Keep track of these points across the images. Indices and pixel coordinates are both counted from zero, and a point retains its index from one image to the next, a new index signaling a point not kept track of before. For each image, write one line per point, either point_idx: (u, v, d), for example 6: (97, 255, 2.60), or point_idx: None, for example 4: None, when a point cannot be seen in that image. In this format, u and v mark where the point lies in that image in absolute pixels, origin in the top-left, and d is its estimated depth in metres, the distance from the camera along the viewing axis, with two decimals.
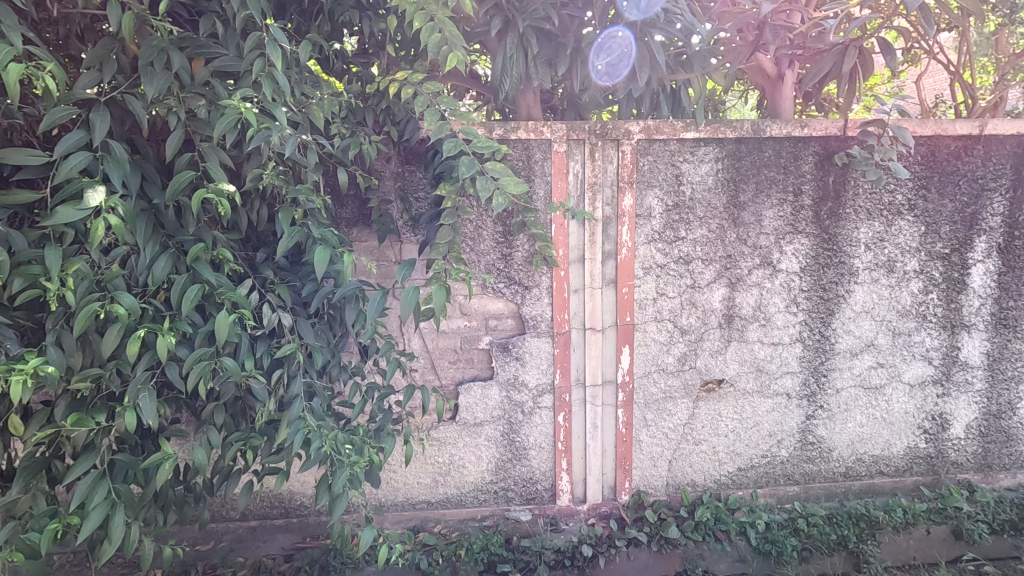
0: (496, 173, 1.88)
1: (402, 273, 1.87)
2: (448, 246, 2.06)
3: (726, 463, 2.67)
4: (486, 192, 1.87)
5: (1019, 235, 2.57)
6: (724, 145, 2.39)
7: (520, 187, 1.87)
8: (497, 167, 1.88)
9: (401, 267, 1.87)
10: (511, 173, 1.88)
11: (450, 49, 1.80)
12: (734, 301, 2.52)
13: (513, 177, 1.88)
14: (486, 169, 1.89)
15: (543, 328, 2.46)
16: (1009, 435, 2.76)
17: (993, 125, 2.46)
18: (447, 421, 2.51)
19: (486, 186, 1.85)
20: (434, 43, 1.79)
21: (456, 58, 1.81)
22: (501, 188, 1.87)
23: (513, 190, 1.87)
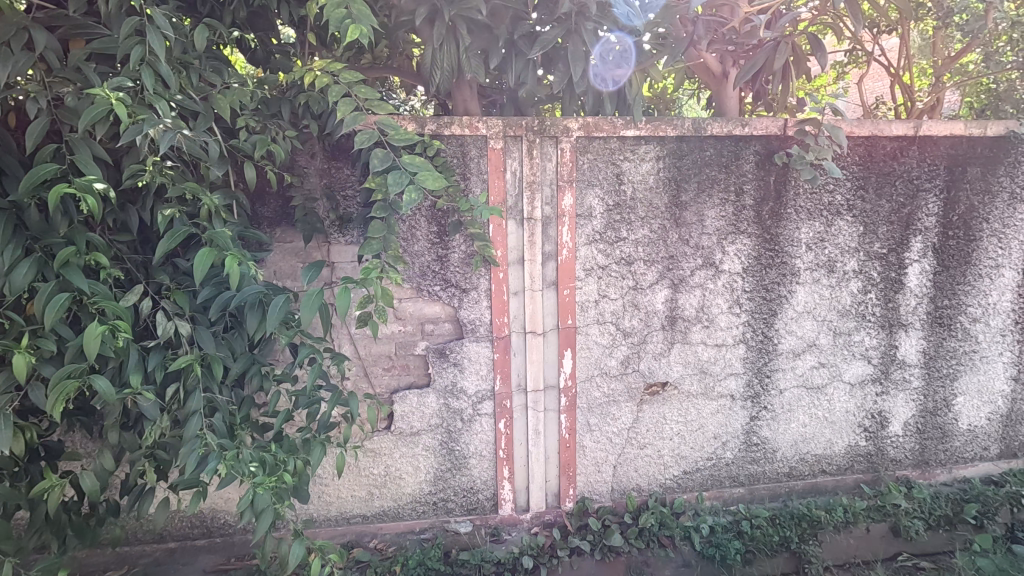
0: (415, 168, 1.79)
1: (309, 277, 1.66)
2: (385, 242, 1.92)
3: (671, 467, 2.63)
4: (400, 188, 1.75)
5: (954, 234, 2.60)
6: (665, 143, 2.34)
7: (439, 181, 1.75)
8: (416, 160, 1.80)
9: (307, 269, 1.67)
10: (430, 168, 1.78)
11: (355, 22, 1.65)
12: (678, 303, 2.47)
13: (431, 172, 1.76)
14: (404, 164, 1.81)
15: (482, 333, 2.36)
16: (945, 432, 2.80)
17: (927, 126, 2.49)
18: (382, 431, 2.39)
19: (399, 181, 1.74)
20: (337, 18, 1.65)
21: (358, 28, 1.64)
22: (416, 183, 1.77)
23: (430, 185, 1.75)
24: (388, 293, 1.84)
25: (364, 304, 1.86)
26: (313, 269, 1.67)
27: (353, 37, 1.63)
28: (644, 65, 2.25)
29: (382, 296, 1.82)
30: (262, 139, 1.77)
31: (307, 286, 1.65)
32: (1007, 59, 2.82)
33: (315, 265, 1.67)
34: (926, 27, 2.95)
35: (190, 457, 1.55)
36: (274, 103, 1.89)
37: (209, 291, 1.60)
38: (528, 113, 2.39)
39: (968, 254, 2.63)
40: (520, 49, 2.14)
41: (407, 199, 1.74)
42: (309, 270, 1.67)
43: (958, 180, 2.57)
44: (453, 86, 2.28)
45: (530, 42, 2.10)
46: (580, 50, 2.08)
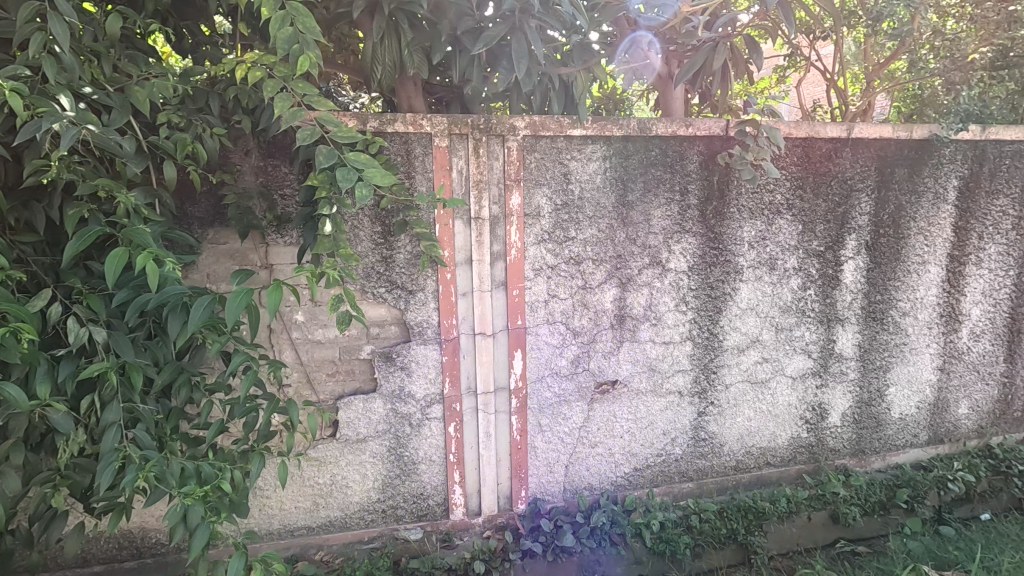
0: (361, 164, 1.69)
1: (239, 281, 1.57)
2: (336, 241, 1.82)
3: (622, 465, 2.65)
4: (349, 185, 1.64)
5: (885, 232, 2.72)
6: (611, 143, 2.34)
7: (388, 176, 1.66)
8: (361, 158, 1.70)
9: (237, 274, 1.58)
10: (378, 164, 1.69)
11: (303, 48, 1.59)
12: (626, 302, 2.49)
13: (378, 167, 1.68)
14: (348, 160, 1.71)
15: (430, 335, 2.31)
16: (879, 421, 2.93)
17: (860, 129, 2.59)
18: (327, 439, 2.31)
19: (348, 177, 1.64)
20: (284, 39, 1.55)
21: (308, 57, 1.58)
22: (363, 180, 1.67)
23: (380, 181, 1.66)
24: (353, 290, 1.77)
25: (335, 304, 1.79)
26: (244, 272, 1.58)
27: (305, 68, 1.58)
28: (587, 64, 2.25)
29: (348, 294, 1.76)
30: (183, 141, 1.67)
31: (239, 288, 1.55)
32: (930, 65, 2.92)
33: (246, 269, 1.58)
34: (858, 35, 3.08)
35: (105, 471, 1.43)
36: (201, 96, 1.79)
37: (125, 292, 1.49)
38: (474, 111, 2.35)
39: (898, 251, 2.76)
40: (463, 46, 2.09)
41: (360, 195, 1.62)
42: (240, 274, 1.58)
43: (888, 180, 2.68)
44: (395, 82, 2.21)
45: (474, 37, 2.04)
46: (524, 47, 2.03)
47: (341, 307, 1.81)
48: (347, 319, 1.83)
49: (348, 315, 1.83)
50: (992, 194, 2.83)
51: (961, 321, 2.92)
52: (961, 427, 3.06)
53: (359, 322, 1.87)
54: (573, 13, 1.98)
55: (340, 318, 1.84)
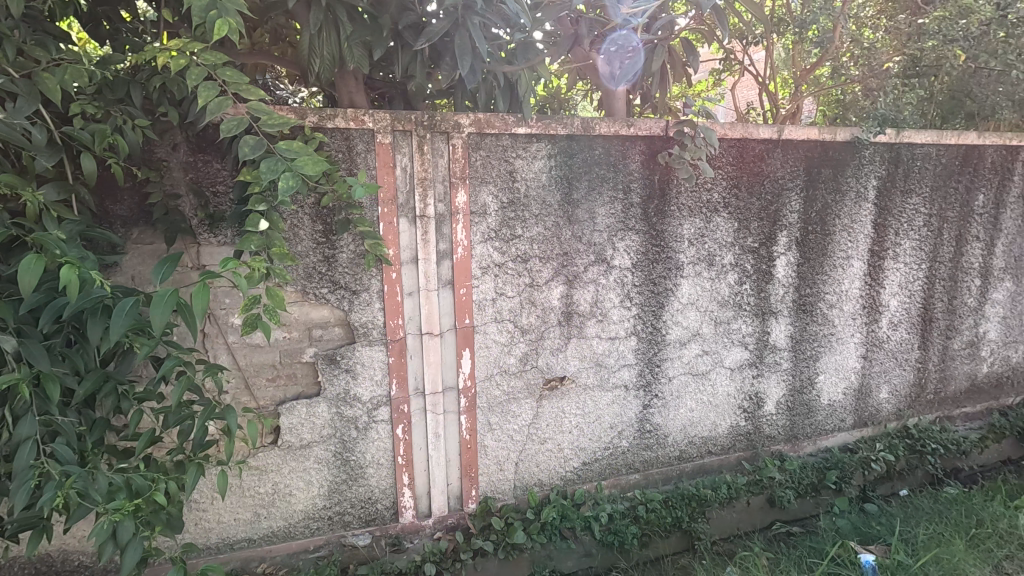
0: (290, 153, 1.67)
1: (163, 272, 1.49)
2: (270, 238, 1.75)
3: (571, 459, 2.68)
4: (274, 175, 1.63)
5: (813, 229, 2.88)
6: (556, 141, 2.37)
7: (320, 164, 1.66)
8: (292, 146, 1.69)
9: (160, 265, 1.49)
10: (309, 153, 1.68)
11: (222, 14, 1.52)
12: (573, 298, 2.52)
13: (310, 156, 1.67)
14: (279, 151, 1.68)
15: (375, 336, 2.26)
16: (810, 407, 3.10)
17: (789, 131, 2.72)
18: (268, 447, 2.22)
19: (273, 167, 1.62)
20: (201, 6, 1.50)
21: (226, 22, 1.51)
22: (293, 168, 1.65)
23: (311, 170, 1.64)
24: (275, 293, 1.72)
25: (250, 305, 1.71)
26: (168, 263, 1.50)
27: (221, 33, 1.49)
28: (531, 62, 2.26)
29: (272, 297, 1.71)
30: (101, 131, 1.57)
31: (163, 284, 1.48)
32: (850, 72, 3.14)
33: (171, 259, 1.50)
34: (787, 42, 3.25)
35: (20, 490, 1.35)
36: (119, 86, 1.68)
37: (38, 296, 1.39)
38: (417, 107, 2.31)
39: (825, 246, 2.92)
40: (405, 41, 2.06)
41: (284, 184, 1.61)
42: (163, 264, 1.49)
43: (815, 180, 2.84)
44: (335, 75, 2.15)
45: (416, 33, 2.02)
46: (466, 43, 2.01)
47: (253, 308, 1.73)
48: (253, 322, 1.74)
49: (257, 317, 1.74)
50: (906, 193, 3.04)
51: (881, 312, 3.13)
52: (883, 410, 3.29)
53: (265, 330, 1.78)
54: (518, 11, 1.98)
55: (249, 320, 1.73)
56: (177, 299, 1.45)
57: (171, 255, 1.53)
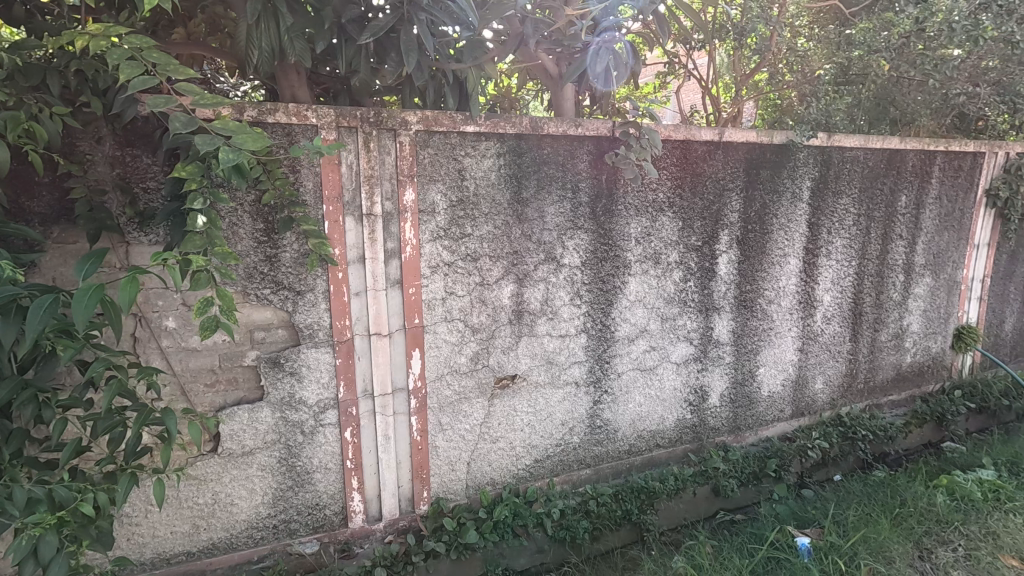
0: (227, 131, 1.61)
1: (85, 270, 1.41)
2: (212, 237, 1.67)
3: (523, 457, 2.69)
4: (210, 148, 1.55)
5: (752, 228, 3.00)
6: (505, 140, 2.37)
7: (259, 141, 1.61)
8: (229, 124, 1.62)
9: (83, 263, 1.42)
10: (247, 130, 1.62)
11: None
12: (523, 297, 2.53)
13: (250, 133, 1.62)
14: (213, 128, 1.61)
15: (321, 338, 2.20)
16: (751, 399, 3.23)
17: (729, 134, 2.82)
18: (208, 455, 2.12)
19: (209, 141, 1.55)
20: None
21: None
22: (232, 146, 1.59)
23: (251, 145, 1.59)
24: (226, 293, 1.66)
25: (203, 307, 1.64)
26: (90, 262, 1.43)
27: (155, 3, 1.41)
28: (479, 60, 2.24)
29: (222, 298, 1.64)
30: (13, 117, 1.49)
31: (86, 280, 1.40)
32: (785, 78, 3.36)
33: (95, 256, 1.44)
34: (728, 48, 3.39)
35: None
36: (33, 72, 1.59)
37: None
38: (364, 103, 2.27)
39: (764, 245, 3.05)
40: (349, 34, 2.01)
41: (224, 156, 1.55)
42: (85, 263, 1.42)
43: (754, 181, 2.96)
44: (276, 68, 2.08)
45: (360, 28, 1.97)
46: (412, 39, 1.98)
47: (208, 311, 1.67)
48: (212, 324, 1.69)
49: (216, 319, 1.69)
50: (837, 194, 3.21)
51: (816, 307, 3.30)
52: (818, 400, 3.46)
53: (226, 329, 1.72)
54: (464, 7, 1.95)
55: (205, 322, 1.69)
56: (102, 295, 1.36)
57: (95, 253, 1.47)
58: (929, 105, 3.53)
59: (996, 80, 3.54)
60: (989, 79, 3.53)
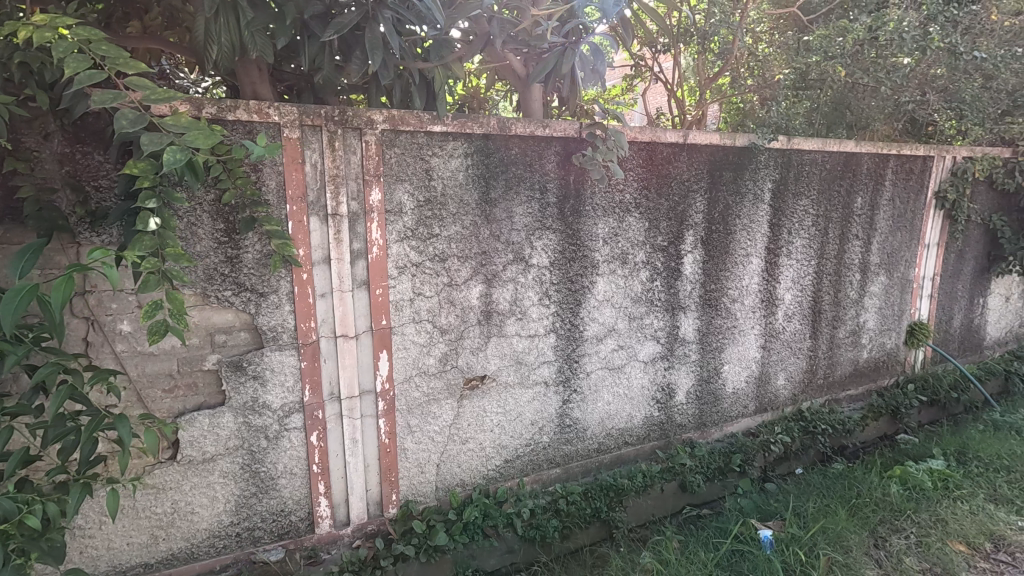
0: (178, 128, 1.57)
1: (22, 264, 1.46)
2: (163, 238, 1.62)
3: (493, 458, 2.69)
4: (157, 148, 1.51)
5: (716, 229, 3.07)
6: (472, 140, 2.36)
7: (211, 138, 1.57)
8: (180, 121, 1.59)
9: (19, 257, 1.47)
10: (199, 127, 1.59)
11: None
12: (492, 297, 2.53)
13: (201, 130, 1.58)
14: (163, 125, 1.58)
15: (285, 341, 2.15)
16: (717, 396, 3.30)
17: (694, 135, 2.87)
18: (167, 463, 2.05)
19: (156, 140, 1.51)
20: None
21: None
22: (182, 144, 1.55)
23: (201, 143, 1.56)
24: (176, 296, 1.64)
25: (152, 310, 1.62)
26: (26, 257, 1.48)
27: None
28: (445, 60, 2.23)
29: (171, 300, 1.62)
30: None
31: (22, 277, 1.45)
32: (747, 83, 3.48)
33: (30, 252, 1.49)
34: (692, 52, 3.48)
35: None
36: None
37: None
38: (328, 102, 2.23)
39: (727, 245, 3.12)
40: (313, 31, 1.98)
41: (170, 157, 1.51)
42: (20, 258, 1.47)
43: (718, 183, 3.02)
44: (236, 64, 2.03)
45: (324, 25, 1.94)
46: (378, 38, 1.96)
47: (156, 314, 1.64)
48: (161, 329, 1.65)
49: (164, 324, 1.65)
50: (796, 195, 3.31)
51: (778, 305, 3.39)
52: (780, 396, 3.56)
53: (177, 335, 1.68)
54: (430, 6, 1.94)
55: (154, 327, 1.65)
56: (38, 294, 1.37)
57: (33, 247, 1.51)
58: (882, 110, 3.68)
59: (943, 87, 3.72)
60: (937, 86, 3.71)
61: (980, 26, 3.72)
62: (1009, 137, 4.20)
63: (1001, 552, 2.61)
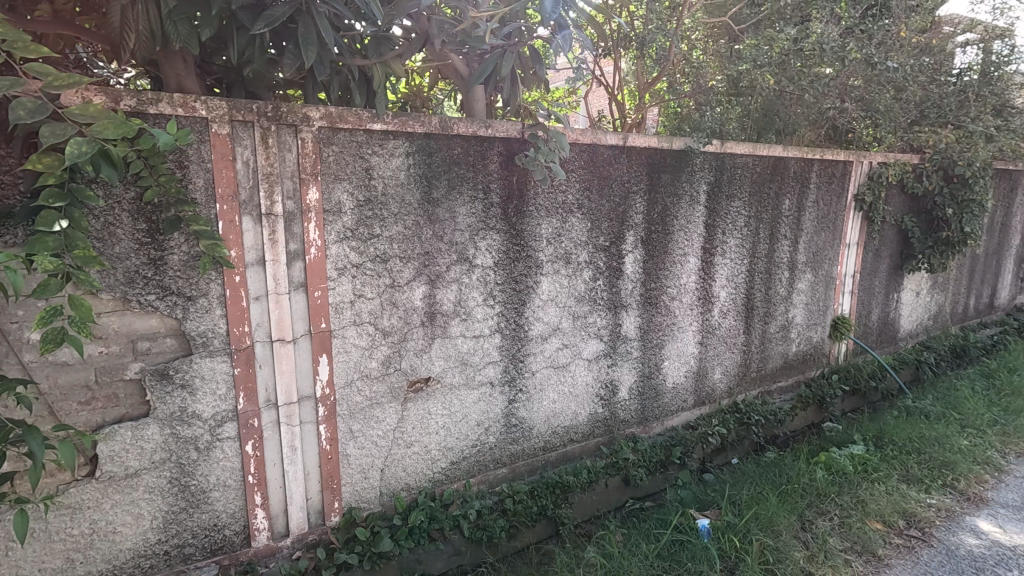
0: (86, 118, 1.47)
1: None
2: (71, 239, 1.51)
3: (438, 460, 2.67)
4: (59, 140, 1.42)
5: (655, 229, 3.16)
6: (414, 139, 2.33)
7: (122, 128, 1.48)
8: (88, 110, 1.48)
9: None
10: (110, 117, 1.49)
11: None
12: (435, 298, 2.50)
13: (111, 119, 1.49)
14: (70, 114, 1.48)
15: (216, 346, 2.05)
16: (658, 391, 3.41)
17: (633, 138, 2.94)
18: (84, 480, 1.91)
19: (59, 131, 1.41)
20: None
21: None
22: (89, 135, 1.46)
23: (111, 133, 1.47)
24: (81, 302, 1.51)
25: (50, 317, 1.50)
26: None
27: None
28: (384, 57, 2.21)
29: (75, 306, 1.49)
30: None
31: None
32: (684, 88, 3.61)
33: None
34: (632, 57, 3.57)
35: None
36: None
37: None
38: (260, 97, 2.15)
39: (666, 245, 3.22)
40: (242, 22, 1.89)
41: (75, 149, 1.42)
42: None
43: (656, 184, 3.11)
44: (158, 54, 1.91)
45: (253, 16, 1.86)
46: (311, 32, 1.90)
47: (54, 321, 1.51)
48: (55, 338, 1.54)
49: (60, 332, 1.54)
50: (729, 197, 3.45)
51: (713, 303, 3.54)
52: (717, 389, 3.71)
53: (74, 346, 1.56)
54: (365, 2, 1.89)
55: (48, 336, 1.53)
56: None
57: None
58: (806, 116, 3.90)
59: (861, 97, 3.99)
60: (854, 96, 3.97)
61: (892, 41, 4.00)
62: (918, 144, 4.53)
63: (913, 528, 2.82)
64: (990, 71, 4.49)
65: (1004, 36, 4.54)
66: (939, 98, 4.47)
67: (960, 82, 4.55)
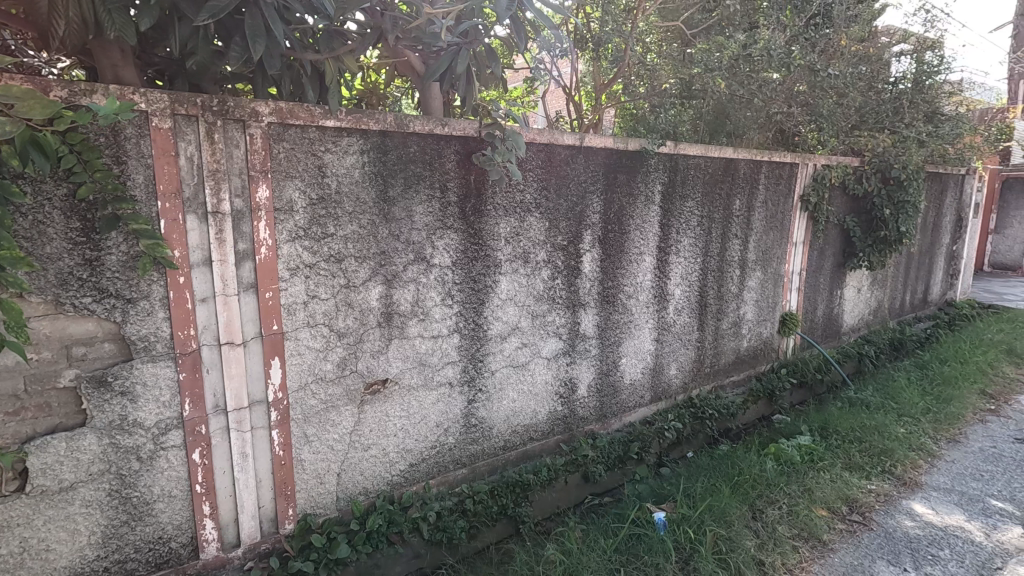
0: (8, 96, 1.44)
1: None
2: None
3: (397, 463, 2.63)
4: None
5: (612, 229, 3.21)
6: (368, 137, 2.29)
7: (49, 107, 1.46)
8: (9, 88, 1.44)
9: None
10: (34, 95, 1.46)
11: None
12: (392, 298, 2.46)
13: (37, 98, 1.46)
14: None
15: (159, 351, 1.96)
16: (615, 388, 3.46)
17: (590, 139, 2.97)
18: (13, 496, 1.79)
19: None
20: None
21: None
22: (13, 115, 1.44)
23: (37, 113, 1.45)
24: (12, 306, 1.49)
25: None
26: None
27: None
28: (336, 52, 2.14)
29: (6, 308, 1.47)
30: None
31: None
32: (639, 90, 3.68)
33: None
34: (588, 58, 3.62)
35: None
36: None
37: None
38: (205, 90, 2.06)
39: (622, 244, 3.28)
40: (183, 12, 1.81)
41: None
42: None
43: (612, 184, 3.16)
44: (92, 43, 1.81)
45: (196, 6, 1.78)
46: (259, 24, 1.83)
47: None
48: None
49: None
50: (683, 198, 3.54)
51: (668, 300, 3.62)
52: (673, 385, 3.80)
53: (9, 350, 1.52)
54: None
55: None
56: None
57: None
58: (755, 120, 4.03)
59: (805, 102, 4.16)
60: (799, 101, 4.14)
61: (832, 49, 4.19)
62: (857, 148, 4.77)
63: (855, 513, 2.97)
64: (923, 79, 4.72)
65: (935, 47, 4.80)
66: (876, 104, 4.70)
67: (896, 89, 4.76)
